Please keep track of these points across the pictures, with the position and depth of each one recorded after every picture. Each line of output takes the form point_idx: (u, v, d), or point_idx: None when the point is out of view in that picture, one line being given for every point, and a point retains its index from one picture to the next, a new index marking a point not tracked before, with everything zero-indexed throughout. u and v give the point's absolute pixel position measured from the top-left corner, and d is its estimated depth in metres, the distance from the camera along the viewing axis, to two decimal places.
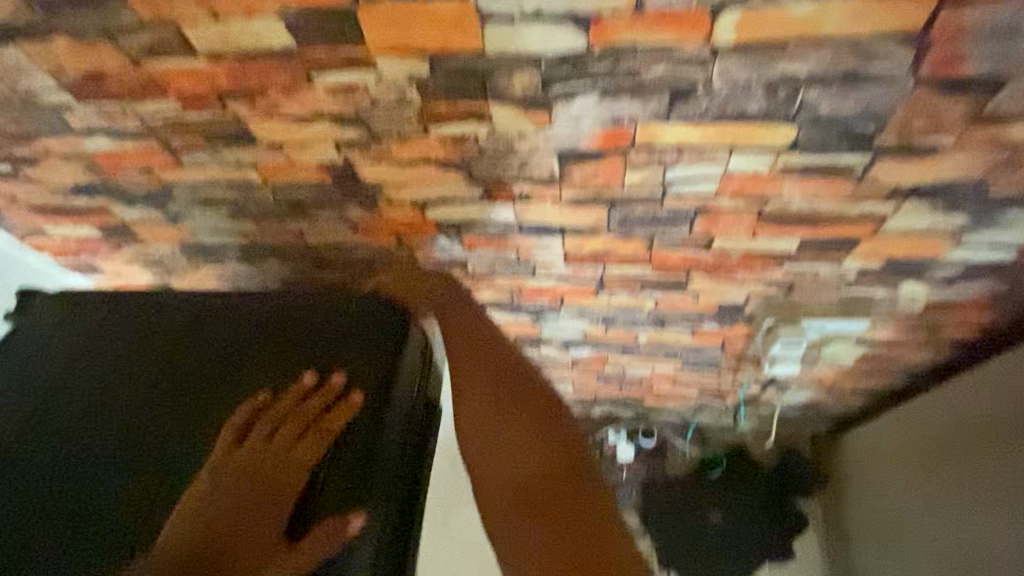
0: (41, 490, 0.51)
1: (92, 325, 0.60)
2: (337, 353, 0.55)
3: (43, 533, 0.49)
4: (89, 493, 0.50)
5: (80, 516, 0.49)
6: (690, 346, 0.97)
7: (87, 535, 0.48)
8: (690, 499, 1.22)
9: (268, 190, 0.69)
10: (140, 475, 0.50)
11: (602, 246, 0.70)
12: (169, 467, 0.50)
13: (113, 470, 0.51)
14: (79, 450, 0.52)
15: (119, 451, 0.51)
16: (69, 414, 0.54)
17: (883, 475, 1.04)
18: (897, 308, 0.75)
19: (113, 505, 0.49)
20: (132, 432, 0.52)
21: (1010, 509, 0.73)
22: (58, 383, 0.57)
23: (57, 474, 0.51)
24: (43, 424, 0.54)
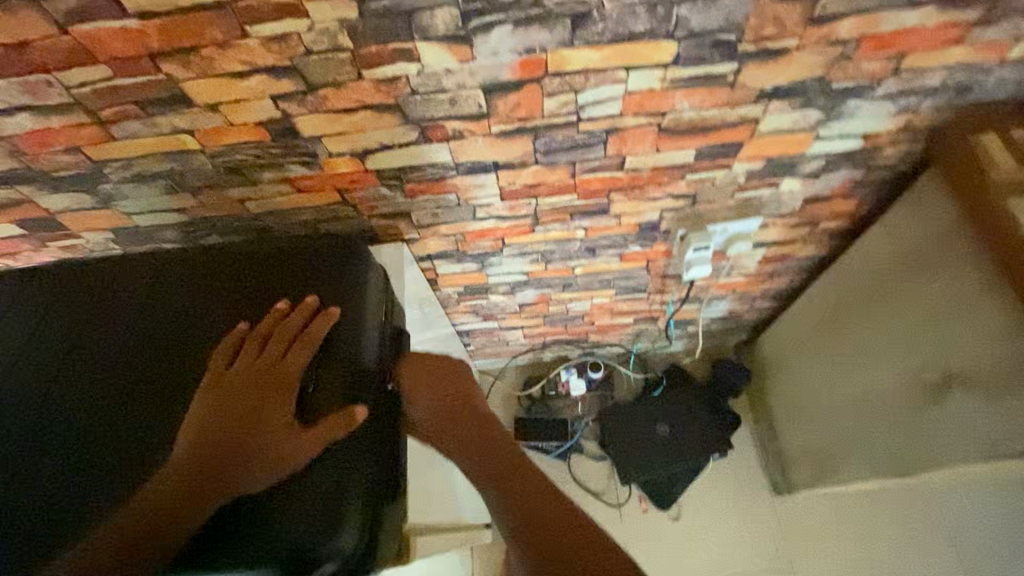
0: (40, 439, 0.54)
1: (50, 304, 0.62)
2: (306, 279, 0.61)
3: (41, 483, 0.52)
4: (82, 440, 0.53)
5: (77, 462, 0.52)
6: (621, 272, 1.09)
7: (90, 474, 0.52)
8: (637, 418, 1.36)
9: (205, 156, 0.70)
10: (130, 413, 0.54)
11: (533, 177, 0.78)
12: (159, 402, 0.55)
13: (109, 408, 0.54)
14: (72, 398, 0.56)
15: (112, 394, 0.55)
16: (55, 374, 0.57)
17: (792, 360, 1.22)
18: (782, 206, 0.89)
19: (117, 437, 0.53)
20: (121, 374, 0.56)
21: (885, 354, 0.89)
22: (32, 357, 0.59)
23: (52, 426, 0.54)
24: (30, 383, 0.57)
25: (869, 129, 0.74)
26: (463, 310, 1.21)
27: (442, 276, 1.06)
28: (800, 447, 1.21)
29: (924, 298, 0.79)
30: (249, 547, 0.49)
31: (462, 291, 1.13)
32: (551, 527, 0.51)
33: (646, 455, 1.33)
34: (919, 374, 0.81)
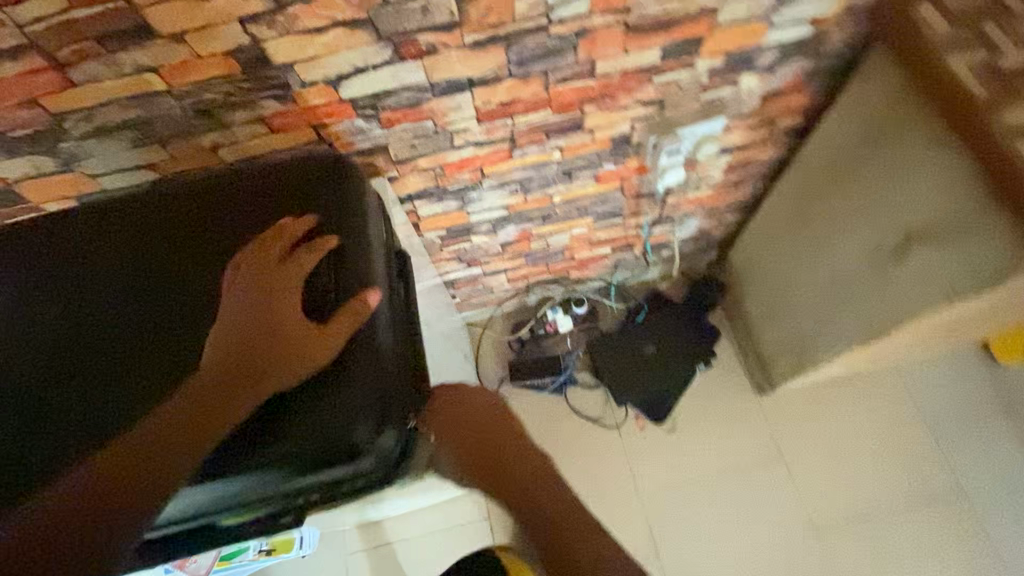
0: (72, 353, 0.57)
1: (46, 248, 0.63)
2: (303, 192, 0.64)
3: (81, 389, 0.55)
4: (114, 352, 0.57)
5: (116, 379, 0.56)
6: (597, 196, 1.11)
7: (132, 388, 0.55)
8: (624, 342, 1.42)
9: (173, 97, 0.68)
10: (159, 323, 0.58)
11: (507, 93, 0.79)
12: (187, 320, 0.58)
13: (136, 320, 0.58)
14: (97, 316, 0.59)
15: (137, 308, 0.59)
16: (72, 296, 0.60)
17: (762, 264, 1.29)
18: (743, 105, 0.94)
19: (149, 343, 0.57)
20: (142, 290, 0.60)
21: (842, 231, 0.98)
22: (45, 286, 0.61)
23: (81, 342, 0.58)
24: (47, 308, 0.60)
25: (817, 13, 0.78)
26: (447, 257, 1.22)
27: (424, 219, 1.06)
28: (777, 343, 1.29)
29: (869, 169, 0.87)
30: (297, 436, 0.54)
31: (445, 235, 1.13)
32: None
33: (636, 376, 1.40)
34: (883, 240, 0.88)
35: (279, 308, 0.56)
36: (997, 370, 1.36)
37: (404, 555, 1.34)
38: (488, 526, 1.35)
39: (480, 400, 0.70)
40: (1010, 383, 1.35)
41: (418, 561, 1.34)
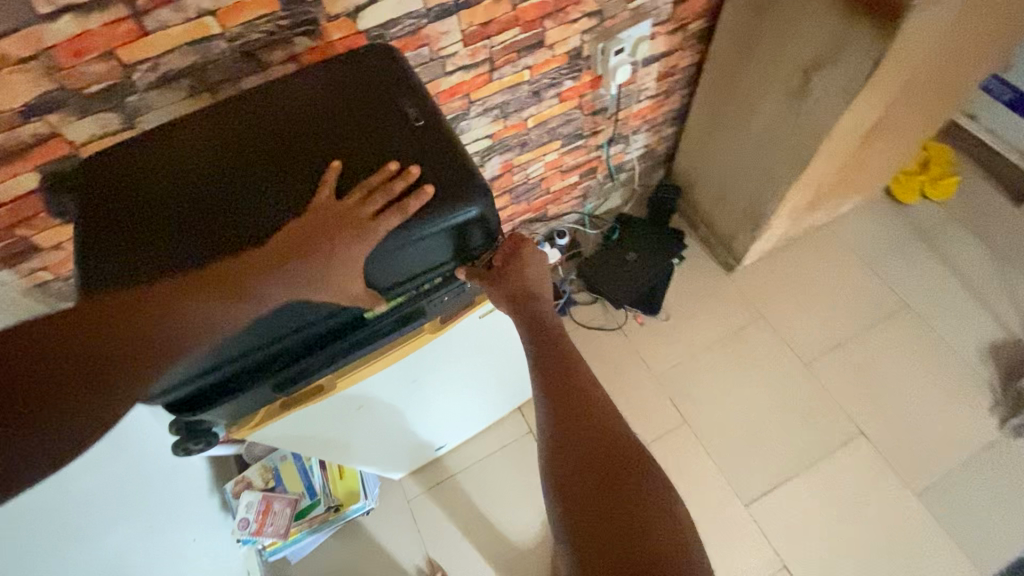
0: (213, 217, 0.65)
1: (148, 144, 0.73)
2: (368, 77, 0.76)
3: (231, 239, 0.63)
4: (249, 209, 0.65)
5: (238, 212, 0.65)
6: (561, 116, 1.32)
7: (260, 216, 0.64)
8: (610, 257, 1.59)
9: (225, 40, 0.81)
10: (280, 181, 0.66)
11: (485, 14, 0.99)
12: (294, 163, 0.68)
13: (262, 185, 0.66)
14: (226, 188, 0.67)
15: (260, 175, 0.67)
16: (197, 179, 0.68)
17: (699, 159, 1.54)
18: (662, 10, 1.18)
19: (279, 196, 0.65)
20: (259, 164, 0.68)
21: (756, 96, 1.24)
22: (169, 179, 0.69)
23: (217, 208, 0.65)
24: (178, 192, 0.67)
25: None
26: None
27: None
28: (730, 220, 1.53)
29: (765, 36, 1.14)
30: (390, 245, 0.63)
31: None
32: (562, 373, 0.73)
33: (627, 278, 1.55)
34: (790, 83, 1.14)
35: (368, 201, 0.61)
36: (901, 209, 1.67)
37: (463, 485, 1.45)
38: (531, 440, 1.48)
39: (541, 275, 0.77)
40: (915, 218, 1.65)
41: (476, 486, 1.44)
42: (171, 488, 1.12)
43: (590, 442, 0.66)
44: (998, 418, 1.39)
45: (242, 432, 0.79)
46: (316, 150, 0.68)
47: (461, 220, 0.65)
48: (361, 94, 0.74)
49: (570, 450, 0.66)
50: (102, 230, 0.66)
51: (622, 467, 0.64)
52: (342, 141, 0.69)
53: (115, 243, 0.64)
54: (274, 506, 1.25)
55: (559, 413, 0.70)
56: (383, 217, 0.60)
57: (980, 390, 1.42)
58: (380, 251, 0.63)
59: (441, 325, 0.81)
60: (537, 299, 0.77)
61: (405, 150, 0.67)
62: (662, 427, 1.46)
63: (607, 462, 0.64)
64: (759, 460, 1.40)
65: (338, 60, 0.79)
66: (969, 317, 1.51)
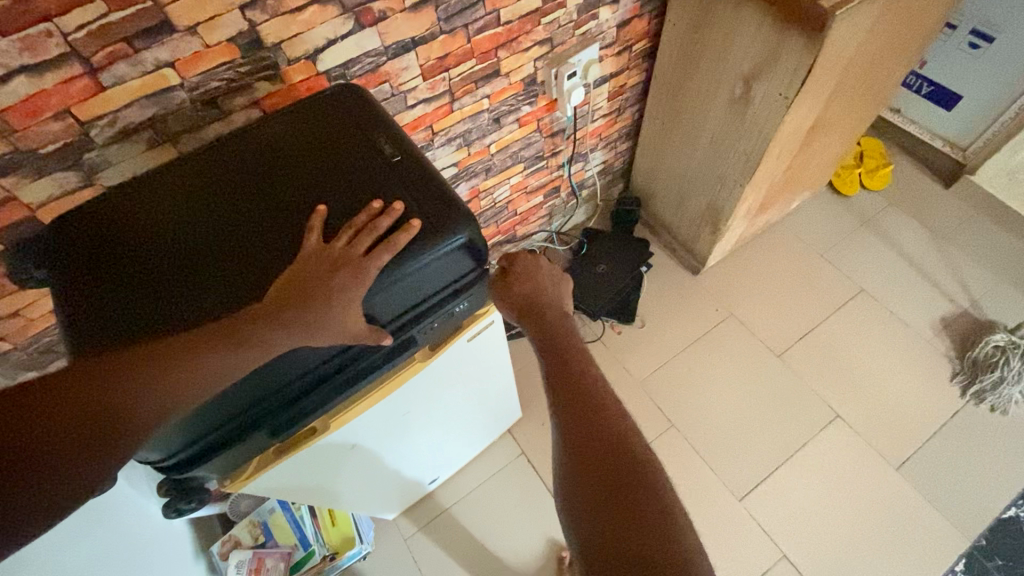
0: (196, 271, 0.64)
1: (124, 198, 0.71)
2: (339, 117, 0.77)
3: (216, 292, 0.62)
4: (233, 259, 0.64)
5: (222, 263, 0.64)
6: (522, 139, 1.36)
7: (246, 264, 0.64)
8: (581, 271, 1.62)
9: (185, 90, 0.81)
10: (262, 229, 0.66)
11: (442, 48, 1.02)
12: (278, 209, 0.68)
13: (244, 235, 0.66)
14: (206, 240, 0.66)
15: (241, 224, 0.67)
16: (176, 233, 0.67)
17: (656, 170, 1.60)
18: (607, 33, 1.24)
19: (263, 244, 0.65)
20: (238, 212, 0.68)
21: (703, 107, 1.31)
22: (145, 235, 0.68)
23: (200, 261, 0.65)
24: (155, 248, 0.66)
25: None
26: None
27: None
28: (691, 225, 1.59)
29: (705, 51, 1.21)
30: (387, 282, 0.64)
31: None
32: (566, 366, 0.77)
33: (598, 290, 1.59)
34: (733, 92, 1.21)
35: (357, 240, 0.62)
36: (845, 200, 1.78)
37: (459, 516, 1.42)
38: (525, 460, 1.47)
39: (543, 283, 0.87)
40: (858, 207, 1.77)
41: (473, 514, 1.42)
42: (156, 555, 1.06)
43: (597, 445, 0.66)
44: (960, 386, 1.48)
45: (236, 485, 0.77)
46: (295, 194, 0.69)
47: (449, 248, 0.66)
48: (336, 133, 0.75)
49: (577, 449, 0.66)
50: (79, 294, 0.64)
51: (628, 472, 0.62)
52: (325, 183, 0.69)
53: (97, 306, 0.63)
54: (267, 563, 1.19)
55: (566, 410, 0.71)
56: (374, 253, 0.61)
57: (940, 362, 1.51)
58: (378, 286, 0.64)
59: (430, 353, 0.81)
60: (542, 306, 0.85)
61: (385, 186, 0.68)
62: (651, 432, 1.48)
63: (615, 466, 0.63)
64: (748, 453, 1.44)
65: (307, 102, 0.79)
66: (919, 294, 1.62)
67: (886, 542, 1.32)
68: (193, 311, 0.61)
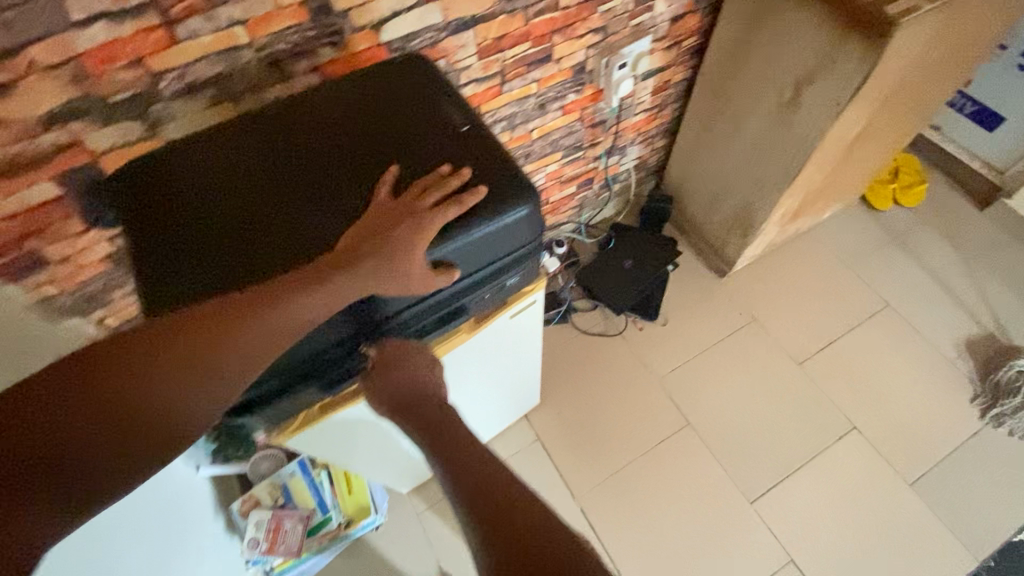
0: (270, 224, 0.66)
1: (200, 150, 0.73)
2: (407, 84, 0.78)
3: (290, 246, 0.64)
4: (306, 215, 0.66)
5: (295, 217, 0.66)
6: (563, 127, 1.36)
7: (318, 220, 0.66)
8: (607, 265, 1.63)
9: (252, 50, 0.82)
10: (333, 187, 0.68)
11: (499, 28, 1.03)
12: (348, 169, 0.69)
13: (315, 191, 0.68)
14: (279, 194, 0.68)
15: (312, 181, 0.69)
16: (250, 186, 0.69)
17: (690, 169, 1.59)
18: (659, 25, 1.24)
19: (334, 201, 0.67)
20: (309, 169, 0.70)
21: (747, 108, 1.31)
22: (219, 187, 0.70)
23: (273, 215, 0.67)
24: (229, 200, 0.68)
25: None
26: None
27: None
28: (722, 227, 1.59)
29: (757, 52, 1.21)
30: (448, 248, 0.65)
31: None
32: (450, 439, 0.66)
33: (623, 285, 1.60)
34: (782, 95, 1.20)
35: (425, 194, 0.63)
36: (877, 215, 1.77)
37: None
38: (540, 447, 1.48)
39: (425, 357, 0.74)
40: (890, 222, 1.76)
41: None
42: (177, 509, 1.08)
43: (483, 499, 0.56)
44: (979, 408, 1.48)
45: (281, 437, 0.79)
46: (365, 155, 0.70)
47: (510, 221, 0.66)
48: (405, 99, 0.76)
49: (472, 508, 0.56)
50: (157, 239, 0.66)
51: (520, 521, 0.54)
52: (393, 149, 0.70)
53: (176, 251, 0.65)
54: (285, 524, 1.22)
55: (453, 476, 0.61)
56: (441, 207, 0.62)
57: (960, 383, 1.51)
58: (436, 253, 0.64)
59: (475, 326, 0.83)
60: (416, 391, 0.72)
61: (453, 153, 0.69)
62: (666, 429, 1.49)
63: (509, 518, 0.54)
64: (762, 458, 1.45)
65: (375, 68, 0.80)
66: (944, 314, 1.61)
67: (893, 557, 1.33)
68: (264, 262, 0.63)
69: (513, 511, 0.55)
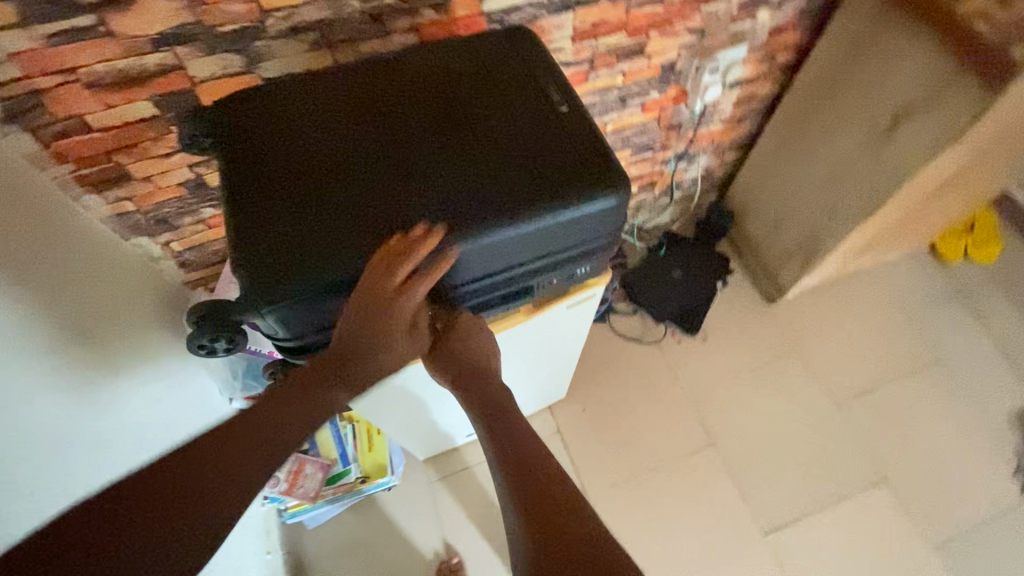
0: (364, 176, 0.67)
1: (301, 91, 0.74)
2: (510, 56, 0.77)
3: (382, 201, 0.66)
4: (399, 174, 0.67)
5: (388, 174, 0.67)
6: (639, 125, 1.33)
7: (411, 181, 0.67)
8: (656, 272, 1.60)
9: (359, 1, 0.82)
10: (429, 150, 0.69)
11: (599, 14, 1.01)
12: (445, 134, 0.70)
13: (410, 152, 0.69)
14: (375, 149, 0.69)
15: (408, 141, 0.69)
16: (347, 135, 0.70)
17: (758, 190, 1.55)
18: (758, 34, 1.20)
19: (428, 164, 0.68)
20: (407, 128, 0.70)
21: (835, 134, 1.25)
22: (317, 131, 0.71)
23: (368, 168, 0.68)
24: (327, 145, 0.69)
25: None
26: None
27: None
28: (781, 253, 1.54)
29: (857, 77, 1.16)
30: (530, 228, 0.65)
31: None
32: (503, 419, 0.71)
33: (668, 295, 1.58)
34: (878, 125, 1.15)
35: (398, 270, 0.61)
36: (944, 266, 1.69)
37: (481, 476, 1.45)
38: (558, 440, 1.48)
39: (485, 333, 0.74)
40: (957, 276, 1.68)
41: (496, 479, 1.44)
42: None
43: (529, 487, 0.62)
44: (1020, 483, 1.41)
45: None
46: (462, 123, 0.70)
47: (595, 211, 0.66)
48: (507, 71, 0.75)
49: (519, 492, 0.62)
50: (255, 172, 0.68)
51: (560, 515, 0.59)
52: (480, 129, 0.70)
53: (271, 187, 0.67)
54: (307, 470, 1.25)
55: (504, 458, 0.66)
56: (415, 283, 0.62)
57: (1004, 455, 1.44)
58: (516, 232, 0.65)
59: (532, 310, 0.83)
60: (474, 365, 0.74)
61: (550, 134, 0.69)
62: (688, 448, 1.47)
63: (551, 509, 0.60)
64: (781, 492, 1.41)
65: (479, 35, 0.80)
66: (999, 380, 1.54)
67: None
68: (342, 223, 0.64)
69: (556, 505, 0.60)
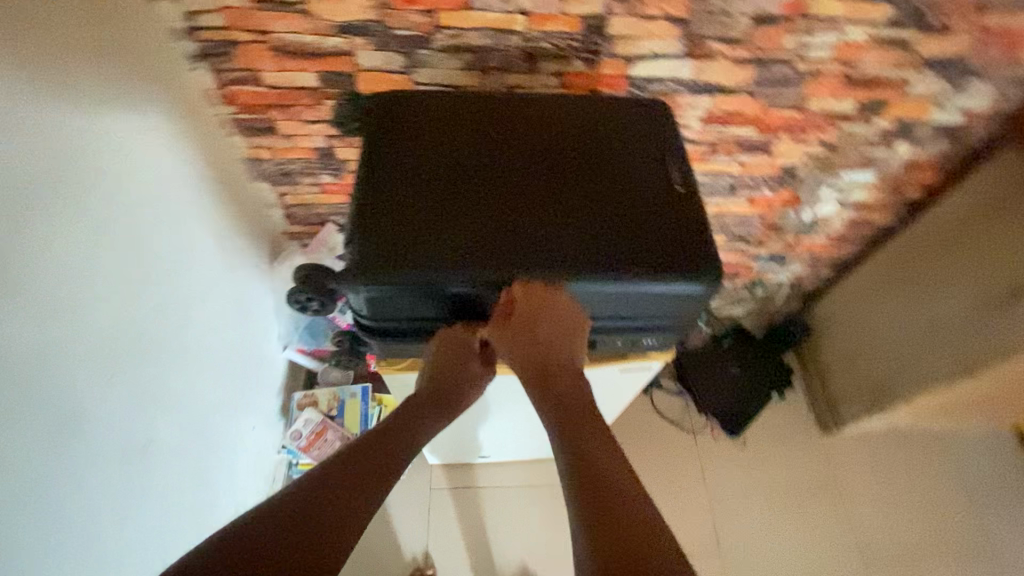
0: (480, 197, 0.72)
1: (446, 105, 0.81)
2: (641, 124, 0.81)
3: (488, 224, 0.70)
4: (512, 204, 0.72)
5: (502, 202, 0.72)
6: (740, 217, 1.32)
7: (520, 214, 0.71)
8: (714, 361, 1.56)
9: (520, 38, 0.89)
10: (544, 190, 0.73)
11: (735, 105, 1.03)
12: (562, 181, 0.74)
13: (527, 187, 0.73)
14: (497, 176, 0.74)
15: (528, 177, 0.74)
16: (476, 157, 0.76)
17: (844, 315, 1.48)
18: (889, 165, 1.17)
19: (540, 203, 0.72)
20: (530, 166, 0.75)
21: (944, 286, 1.19)
22: (451, 145, 0.77)
23: (485, 191, 0.73)
24: (456, 161, 0.75)
25: (971, 107, 1.04)
26: None
27: None
28: (849, 385, 1.47)
29: (984, 237, 1.10)
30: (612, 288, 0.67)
31: None
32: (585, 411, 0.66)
33: (718, 389, 1.54)
34: (992, 293, 1.08)
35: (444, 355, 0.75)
36: None
37: (481, 500, 1.45)
38: None
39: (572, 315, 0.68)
40: None
41: (494, 508, 1.44)
42: (251, 374, 1.21)
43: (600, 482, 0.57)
44: None
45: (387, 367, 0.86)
46: (581, 176, 0.74)
47: (679, 290, 0.67)
48: (635, 138, 0.79)
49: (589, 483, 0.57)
50: (387, 165, 0.75)
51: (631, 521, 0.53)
52: (596, 185, 0.74)
53: (397, 183, 0.73)
54: (327, 434, 1.31)
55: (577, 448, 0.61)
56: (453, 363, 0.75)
57: None
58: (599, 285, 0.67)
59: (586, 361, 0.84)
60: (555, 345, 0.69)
61: (658, 208, 0.71)
62: (692, 549, 1.40)
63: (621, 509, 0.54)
64: None
65: (619, 97, 0.84)
66: None
67: None
68: (442, 233, 0.69)
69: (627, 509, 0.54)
